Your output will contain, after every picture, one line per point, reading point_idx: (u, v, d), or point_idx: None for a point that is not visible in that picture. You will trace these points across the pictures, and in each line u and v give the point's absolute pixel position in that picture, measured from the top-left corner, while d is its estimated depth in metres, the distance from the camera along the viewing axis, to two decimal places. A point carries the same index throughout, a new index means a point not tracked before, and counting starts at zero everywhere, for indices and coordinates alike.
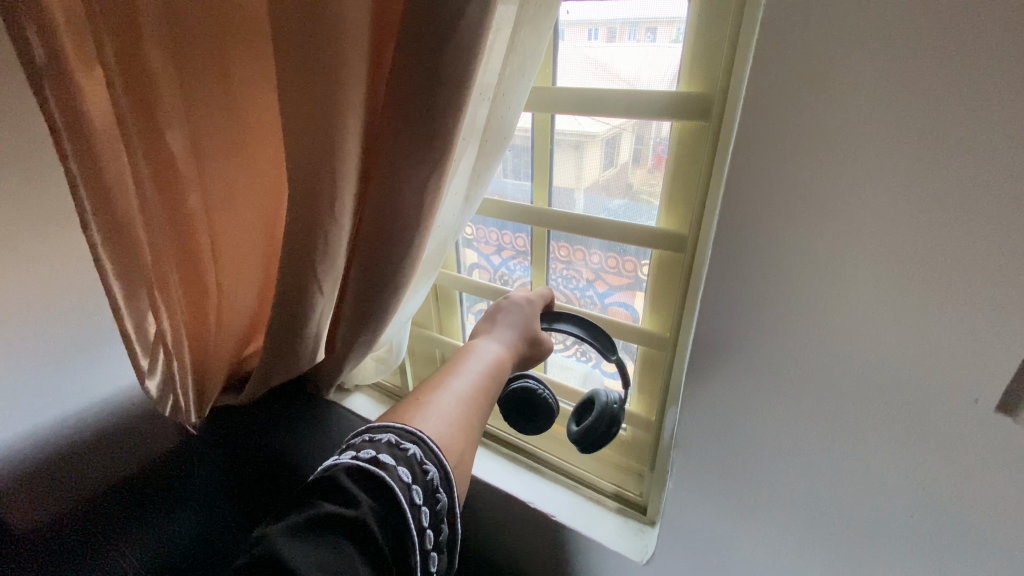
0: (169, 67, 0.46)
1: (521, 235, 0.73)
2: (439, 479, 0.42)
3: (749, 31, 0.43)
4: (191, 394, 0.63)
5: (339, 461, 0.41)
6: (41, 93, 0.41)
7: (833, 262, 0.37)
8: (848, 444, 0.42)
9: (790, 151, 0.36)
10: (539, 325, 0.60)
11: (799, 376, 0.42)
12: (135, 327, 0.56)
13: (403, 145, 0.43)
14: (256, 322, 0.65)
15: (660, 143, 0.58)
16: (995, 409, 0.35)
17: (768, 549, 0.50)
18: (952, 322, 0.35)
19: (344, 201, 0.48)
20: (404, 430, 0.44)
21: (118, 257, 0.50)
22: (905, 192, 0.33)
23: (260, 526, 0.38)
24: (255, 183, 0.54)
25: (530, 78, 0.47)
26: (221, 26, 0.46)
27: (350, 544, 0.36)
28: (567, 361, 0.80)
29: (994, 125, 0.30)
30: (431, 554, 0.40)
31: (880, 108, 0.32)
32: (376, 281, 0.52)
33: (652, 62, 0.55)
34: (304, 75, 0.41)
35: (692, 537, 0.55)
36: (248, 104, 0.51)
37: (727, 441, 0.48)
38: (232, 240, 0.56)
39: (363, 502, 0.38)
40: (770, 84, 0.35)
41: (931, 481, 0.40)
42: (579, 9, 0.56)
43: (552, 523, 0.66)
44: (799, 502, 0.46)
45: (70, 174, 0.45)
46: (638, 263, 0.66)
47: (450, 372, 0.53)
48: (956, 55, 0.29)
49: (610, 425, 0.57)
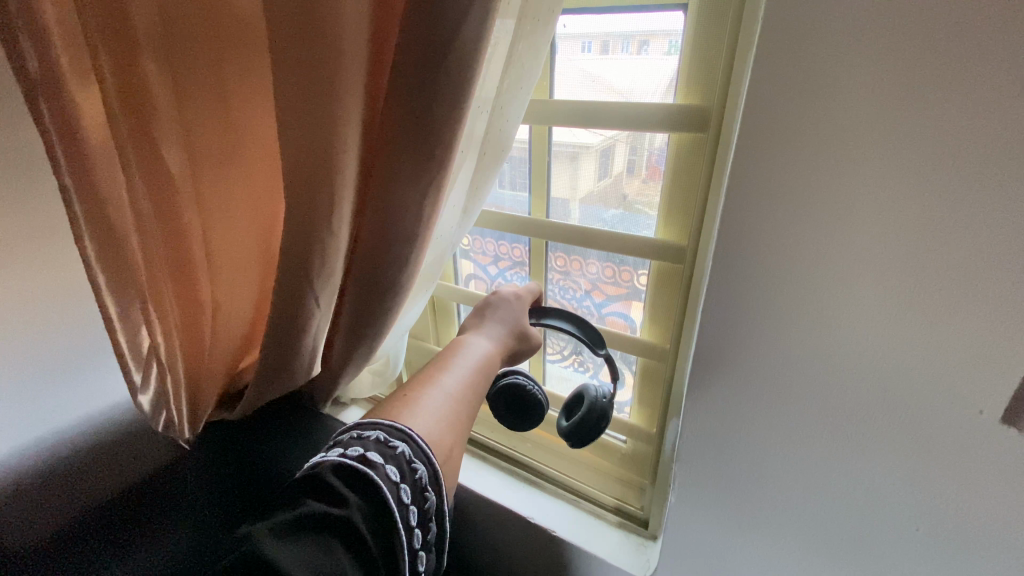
0: (165, 77, 0.46)
1: (519, 246, 0.73)
2: (428, 478, 0.41)
3: (744, 57, 0.44)
4: (185, 415, 0.63)
5: (325, 459, 0.40)
6: (37, 109, 0.42)
7: (831, 275, 0.37)
8: (853, 456, 0.41)
9: (787, 163, 0.36)
10: (527, 320, 0.60)
11: (801, 387, 0.41)
12: (129, 344, 0.55)
13: (401, 155, 0.43)
14: (252, 336, 0.63)
15: (655, 154, 0.59)
16: (1000, 421, 0.35)
17: (772, 561, 0.50)
18: (952, 333, 0.35)
19: (342, 210, 0.47)
20: (393, 427, 0.43)
21: (110, 267, 0.50)
22: (903, 203, 0.33)
23: (245, 525, 0.37)
24: (250, 195, 0.54)
25: (528, 92, 0.47)
26: (217, 37, 0.46)
27: (338, 544, 0.35)
28: (565, 372, 0.80)
29: (991, 139, 0.30)
30: (419, 554, 0.39)
31: (874, 112, 0.32)
32: (370, 290, 0.51)
33: (644, 74, 0.55)
34: (297, 83, 0.41)
35: (694, 550, 0.54)
36: (247, 113, 0.50)
37: (727, 453, 0.47)
38: (229, 254, 0.54)
39: (351, 501, 0.37)
40: (766, 95, 0.35)
41: (935, 492, 0.39)
42: (575, 23, 0.56)
43: (551, 539, 0.65)
44: (807, 515, 0.46)
45: (63, 186, 0.45)
46: (635, 273, 0.66)
47: (439, 368, 0.52)
48: (954, 71, 0.30)
49: (598, 422, 0.57)
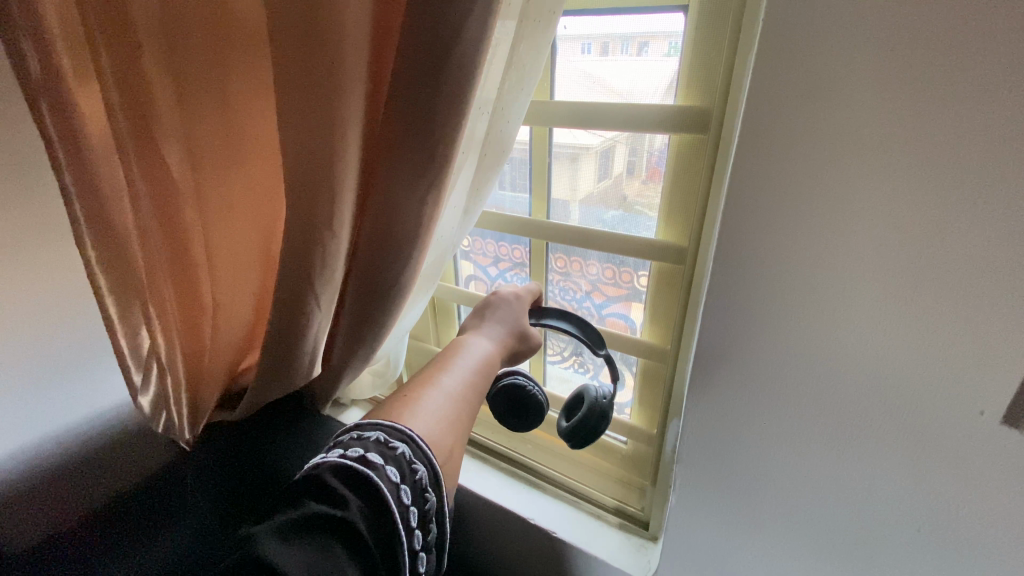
0: (166, 78, 0.46)
1: (519, 247, 0.73)
2: (428, 479, 0.41)
3: (743, 61, 0.44)
4: (185, 413, 0.62)
5: (325, 460, 0.40)
6: (38, 111, 0.42)
7: (831, 276, 0.37)
8: (854, 457, 0.41)
9: (787, 165, 0.36)
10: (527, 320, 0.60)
11: (802, 389, 0.41)
12: (129, 344, 0.55)
13: (402, 156, 0.43)
14: (252, 336, 0.63)
15: (655, 155, 0.59)
16: (1000, 422, 0.35)
17: (772, 563, 0.50)
18: (952, 334, 0.35)
19: (343, 211, 0.47)
20: (393, 428, 0.43)
21: (111, 268, 0.50)
22: (903, 205, 0.33)
23: (245, 527, 0.37)
24: (251, 195, 0.53)
25: (528, 93, 0.48)
26: (218, 35, 0.46)
27: (338, 545, 0.35)
28: (565, 373, 0.80)
29: (991, 141, 0.30)
30: (419, 555, 0.39)
31: (875, 113, 0.32)
32: (371, 290, 0.51)
33: (644, 76, 0.55)
34: (299, 84, 0.41)
35: (695, 551, 0.54)
36: (247, 113, 0.50)
37: (728, 454, 0.47)
38: (230, 255, 0.54)
39: (351, 502, 0.37)
40: (767, 96, 0.35)
41: (936, 494, 0.39)
42: (576, 24, 0.56)
43: (552, 540, 0.65)
44: (808, 517, 0.46)
45: (64, 186, 0.45)
46: (635, 274, 0.66)
47: (439, 368, 0.52)
48: (954, 72, 0.30)
49: (598, 423, 0.57)
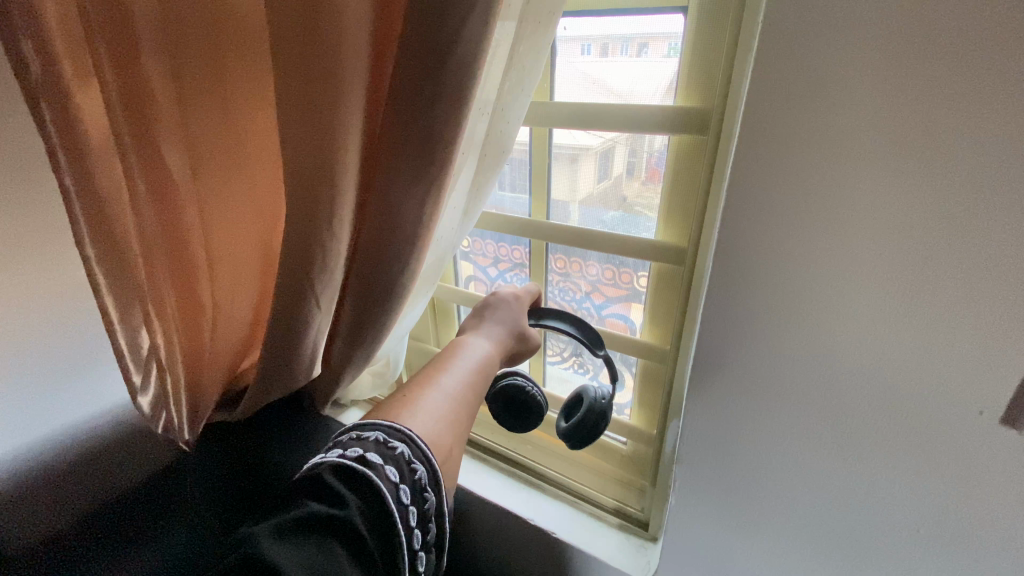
0: (167, 77, 0.46)
1: (519, 248, 0.73)
2: (428, 478, 0.41)
3: (743, 61, 0.44)
4: (184, 414, 0.62)
5: (325, 460, 0.40)
6: (39, 112, 0.42)
7: (831, 276, 0.37)
8: (854, 456, 0.41)
9: (787, 165, 0.36)
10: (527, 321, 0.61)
11: (802, 388, 0.41)
12: (129, 345, 0.55)
13: (402, 156, 0.43)
14: (252, 337, 0.63)
15: (655, 156, 0.59)
16: (999, 421, 0.35)
17: (772, 563, 0.50)
18: (951, 334, 0.35)
19: (343, 211, 0.47)
20: (392, 428, 0.43)
21: (111, 270, 0.49)
22: (902, 204, 0.34)
23: (245, 527, 0.36)
24: (250, 195, 0.54)
25: (528, 93, 0.48)
26: (218, 35, 0.46)
27: (337, 544, 0.35)
28: (565, 374, 0.80)
29: (989, 140, 0.30)
30: (419, 555, 0.39)
31: (875, 112, 0.32)
32: (371, 290, 0.51)
33: (644, 76, 0.55)
34: (299, 84, 0.41)
35: (695, 551, 0.54)
36: (246, 112, 0.50)
37: (728, 454, 0.47)
38: (230, 254, 0.54)
39: (350, 502, 0.37)
40: (767, 97, 0.35)
41: (935, 493, 0.39)
42: (576, 25, 0.56)
43: (552, 540, 0.65)
44: (809, 516, 0.45)
45: (64, 188, 0.45)
46: (635, 274, 0.66)
47: (438, 368, 0.52)
48: (953, 72, 0.30)
49: (597, 423, 0.57)
